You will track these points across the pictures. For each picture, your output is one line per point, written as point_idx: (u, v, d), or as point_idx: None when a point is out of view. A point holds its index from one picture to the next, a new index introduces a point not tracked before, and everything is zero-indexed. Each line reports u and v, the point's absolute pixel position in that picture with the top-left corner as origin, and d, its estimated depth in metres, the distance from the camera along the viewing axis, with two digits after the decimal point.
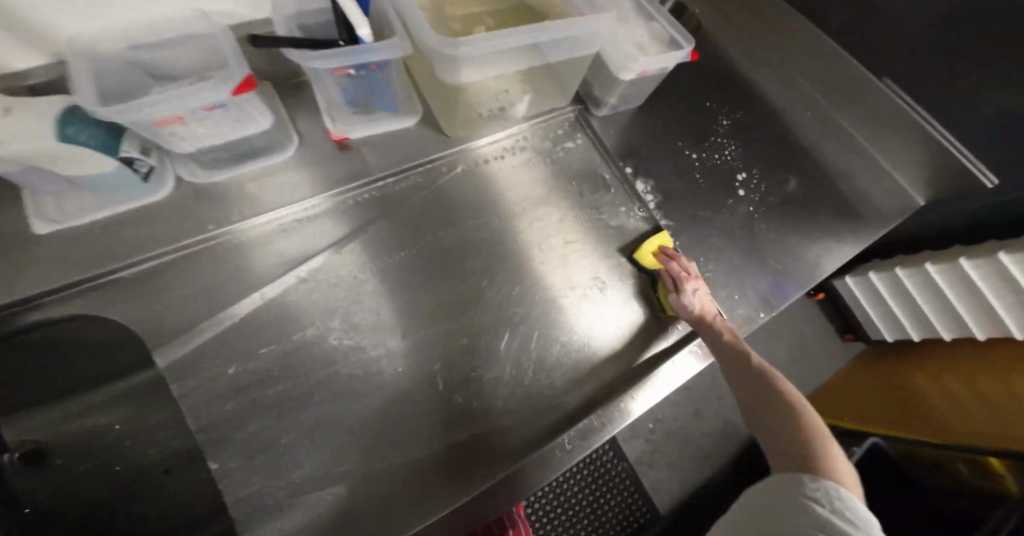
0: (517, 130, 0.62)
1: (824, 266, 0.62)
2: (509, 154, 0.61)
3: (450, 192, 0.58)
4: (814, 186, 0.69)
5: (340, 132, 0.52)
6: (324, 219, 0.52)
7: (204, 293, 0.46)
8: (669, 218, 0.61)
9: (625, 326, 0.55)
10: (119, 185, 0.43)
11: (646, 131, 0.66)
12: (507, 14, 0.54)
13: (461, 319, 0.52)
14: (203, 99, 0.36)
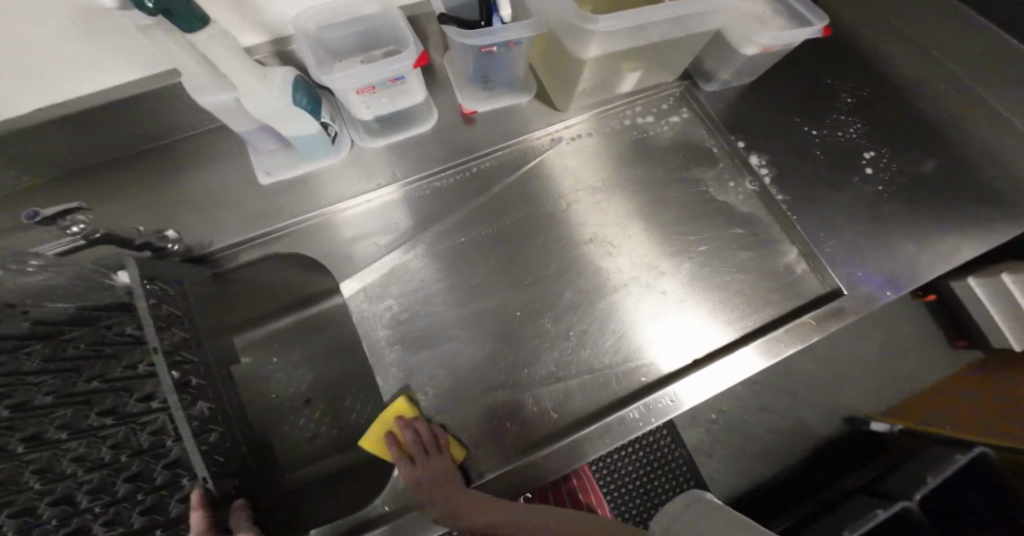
0: (579, 122, 0.63)
1: (963, 251, 0.58)
2: (571, 146, 0.63)
3: (513, 182, 0.61)
4: (952, 165, 0.63)
5: (470, 106, 0.60)
6: (440, 190, 0.59)
7: (354, 246, 0.56)
8: (783, 194, 0.60)
9: (681, 321, 0.56)
10: (310, 151, 0.54)
11: (761, 105, 0.64)
12: None
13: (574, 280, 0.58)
14: (390, 70, 0.45)
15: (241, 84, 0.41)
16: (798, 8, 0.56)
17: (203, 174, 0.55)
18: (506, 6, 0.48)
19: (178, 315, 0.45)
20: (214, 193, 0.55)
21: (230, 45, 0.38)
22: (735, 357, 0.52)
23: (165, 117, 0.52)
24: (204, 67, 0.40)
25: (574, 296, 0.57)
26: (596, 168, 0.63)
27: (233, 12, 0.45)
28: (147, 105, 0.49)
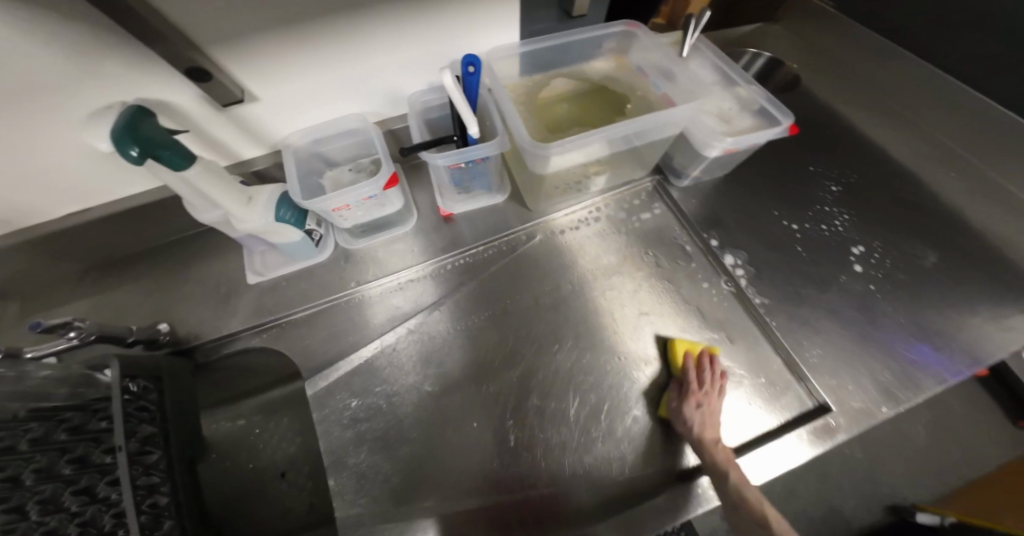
0: (590, 204, 0.65)
1: (983, 363, 0.51)
2: (579, 230, 0.64)
3: (523, 263, 0.63)
4: (961, 259, 0.58)
5: (447, 208, 0.64)
6: (415, 282, 0.61)
7: (340, 336, 0.58)
8: (763, 295, 0.57)
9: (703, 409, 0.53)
10: (297, 253, 0.58)
11: (736, 198, 0.63)
12: (591, 94, 0.55)
13: (541, 381, 0.56)
14: (363, 191, 0.51)
15: (228, 208, 0.45)
16: (764, 104, 0.51)
17: (198, 273, 0.61)
18: (473, 126, 0.50)
19: (153, 410, 0.46)
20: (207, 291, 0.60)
21: (225, 180, 0.44)
22: (774, 447, 0.47)
23: (171, 222, 0.59)
24: (197, 197, 0.44)
25: (540, 398, 0.55)
26: (604, 249, 0.63)
27: (235, 131, 0.51)
28: (152, 208, 0.55)
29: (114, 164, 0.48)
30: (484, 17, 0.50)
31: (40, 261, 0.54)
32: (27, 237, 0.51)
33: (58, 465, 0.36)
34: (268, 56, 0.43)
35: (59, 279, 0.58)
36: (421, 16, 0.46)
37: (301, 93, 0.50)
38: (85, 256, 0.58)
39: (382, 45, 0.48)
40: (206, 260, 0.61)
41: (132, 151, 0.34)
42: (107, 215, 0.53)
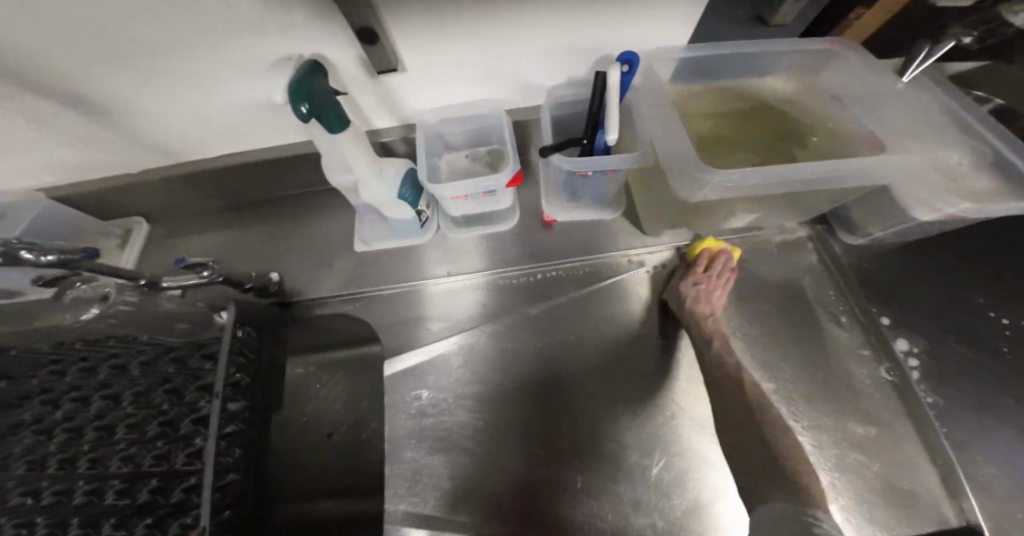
0: (691, 244, 0.57)
1: None
2: (675, 270, 0.56)
3: (603, 293, 0.57)
4: None
5: (551, 214, 0.59)
6: (489, 287, 0.58)
7: (416, 323, 0.57)
8: (936, 392, 0.46)
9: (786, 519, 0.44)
10: (401, 229, 0.58)
11: (915, 273, 0.50)
12: (760, 117, 0.47)
13: (620, 428, 0.50)
14: (482, 184, 0.49)
15: (359, 176, 0.46)
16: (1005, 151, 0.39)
17: (308, 230, 0.63)
18: (614, 131, 0.45)
19: (251, 354, 0.48)
20: (314, 249, 0.62)
21: (362, 147, 0.43)
22: None
23: (297, 177, 0.62)
24: (337, 158, 0.46)
25: (616, 446, 0.49)
26: (702, 299, 0.55)
27: (376, 100, 0.51)
28: (285, 161, 0.58)
29: (267, 116, 0.51)
30: (663, 19, 0.43)
31: (190, 192, 0.61)
32: (185, 169, 0.57)
33: (152, 390, 0.40)
34: (431, 30, 0.42)
35: (199, 210, 0.65)
36: (600, 13, 0.41)
37: (451, 73, 0.49)
38: (222, 195, 0.63)
39: (539, 33, 0.44)
40: (319, 219, 0.64)
41: (301, 107, 0.34)
42: (248, 162, 0.57)
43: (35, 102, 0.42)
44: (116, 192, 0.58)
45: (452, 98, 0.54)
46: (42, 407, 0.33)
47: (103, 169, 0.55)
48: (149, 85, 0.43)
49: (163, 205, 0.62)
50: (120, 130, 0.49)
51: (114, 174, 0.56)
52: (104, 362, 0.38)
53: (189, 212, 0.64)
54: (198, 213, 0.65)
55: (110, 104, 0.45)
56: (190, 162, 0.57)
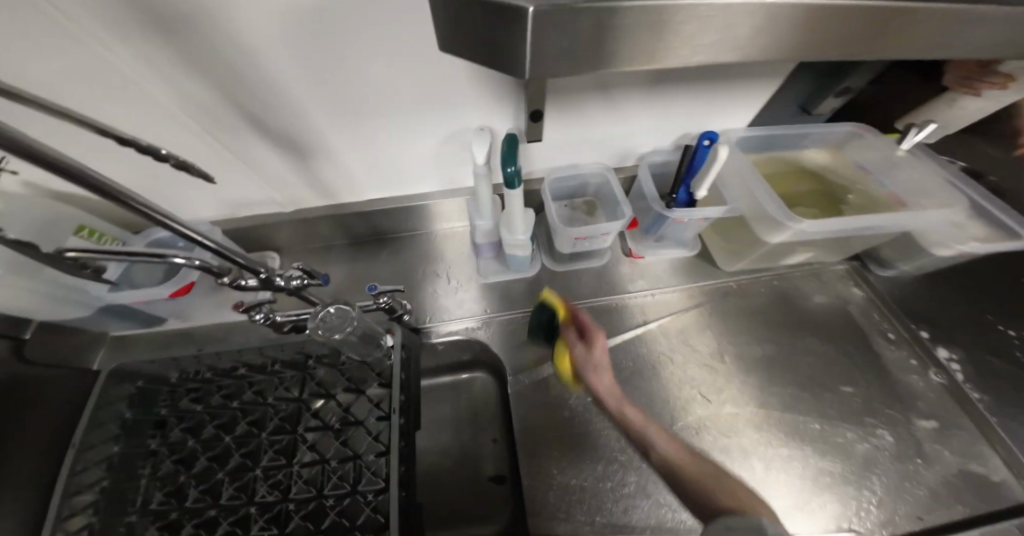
0: (718, 283, 0.69)
1: None
2: (704, 305, 0.67)
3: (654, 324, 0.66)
4: None
5: (638, 251, 0.71)
6: None
7: (527, 348, 0.65)
8: (980, 393, 0.56)
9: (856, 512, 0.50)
10: (516, 264, 0.68)
11: (939, 297, 0.63)
12: (805, 180, 0.63)
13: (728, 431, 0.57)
14: (602, 228, 0.61)
15: (511, 218, 0.58)
16: (991, 208, 0.55)
17: (424, 266, 0.72)
18: (704, 188, 0.60)
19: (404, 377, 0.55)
20: (431, 283, 0.71)
21: (520, 198, 0.55)
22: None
23: (419, 220, 0.72)
24: (489, 204, 0.58)
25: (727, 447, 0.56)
26: (738, 325, 0.65)
27: None
28: (416, 206, 0.69)
29: (426, 170, 0.62)
30: (739, 108, 0.61)
31: (326, 230, 0.69)
32: (331, 210, 0.66)
33: (274, 418, 0.53)
34: (581, 106, 0.57)
35: (322, 247, 0.73)
36: (701, 101, 0.59)
37: (576, 142, 0.64)
38: (348, 235, 0.72)
39: (655, 114, 0.61)
40: (433, 255, 0.73)
41: (508, 165, 0.47)
42: (388, 206, 0.67)
43: (260, 145, 0.53)
44: (265, 227, 0.65)
45: (565, 160, 0.68)
46: (180, 434, 0.50)
47: (265, 206, 0.64)
48: (355, 138, 0.54)
49: (297, 241, 0.70)
50: (305, 173, 0.59)
51: (272, 211, 0.65)
52: (210, 381, 0.54)
53: (314, 248, 0.72)
54: (321, 250, 0.73)
55: (317, 151, 0.55)
56: (336, 203, 0.66)
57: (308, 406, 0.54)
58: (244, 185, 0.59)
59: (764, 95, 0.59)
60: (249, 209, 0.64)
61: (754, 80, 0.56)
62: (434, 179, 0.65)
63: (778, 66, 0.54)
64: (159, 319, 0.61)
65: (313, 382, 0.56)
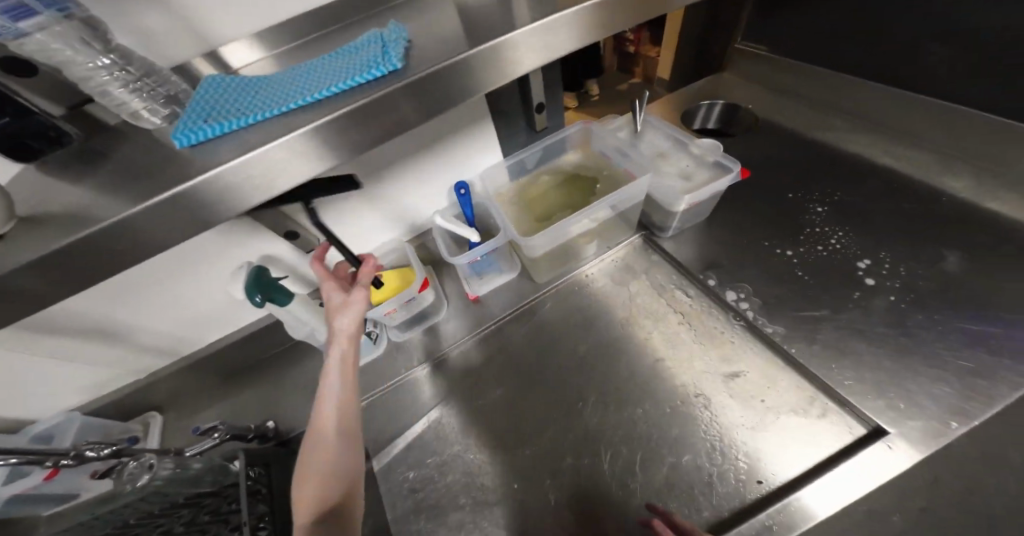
0: (545, 294, 0.72)
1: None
2: (535, 320, 0.70)
3: (495, 358, 0.69)
4: (988, 255, 0.53)
5: (472, 291, 0.72)
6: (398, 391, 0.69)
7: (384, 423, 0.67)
8: (775, 325, 0.56)
9: (686, 491, 0.51)
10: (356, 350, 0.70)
11: (729, 235, 0.65)
12: (568, 182, 0.68)
13: (566, 442, 0.59)
14: (402, 296, 0.59)
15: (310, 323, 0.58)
16: (709, 155, 0.62)
17: (291, 377, 0.77)
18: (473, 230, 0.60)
19: (263, 490, 0.59)
20: (297, 390, 0.75)
21: (310, 306, 0.57)
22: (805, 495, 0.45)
23: (274, 338, 0.78)
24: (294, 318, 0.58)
25: (569, 456, 0.58)
26: (567, 328, 0.68)
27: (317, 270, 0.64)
28: (259, 328, 0.75)
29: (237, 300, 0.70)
30: (477, 143, 0.64)
31: (193, 377, 0.75)
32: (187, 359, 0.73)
33: None
34: (340, 197, 0.56)
35: (200, 392, 0.78)
36: (444, 146, 0.61)
37: (362, 229, 0.64)
38: (216, 373, 0.77)
39: (417, 172, 0.62)
40: (298, 364, 0.78)
41: (254, 295, 0.47)
42: (231, 338, 0.74)
43: (70, 341, 0.60)
44: (135, 393, 0.72)
45: (368, 244, 0.68)
46: None
47: (130, 376, 0.72)
48: (147, 306, 0.62)
49: (172, 396, 0.76)
50: (129, 343, 0.66)
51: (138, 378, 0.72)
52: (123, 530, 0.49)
53: (193, 395, 0.78)
54: (199, 395, 0.78)
55: (123, 326, 0.63)
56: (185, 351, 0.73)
57: (208, 532, 0.52)
58: (89, 367, 0.66)
59: (488, 128, 0.63)
60: (114, 385, 0.71)
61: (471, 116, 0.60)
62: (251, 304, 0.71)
63: (473, 109, 0.59)
64: (72, 493, 0.64)
65: (204, 514, 0.54)
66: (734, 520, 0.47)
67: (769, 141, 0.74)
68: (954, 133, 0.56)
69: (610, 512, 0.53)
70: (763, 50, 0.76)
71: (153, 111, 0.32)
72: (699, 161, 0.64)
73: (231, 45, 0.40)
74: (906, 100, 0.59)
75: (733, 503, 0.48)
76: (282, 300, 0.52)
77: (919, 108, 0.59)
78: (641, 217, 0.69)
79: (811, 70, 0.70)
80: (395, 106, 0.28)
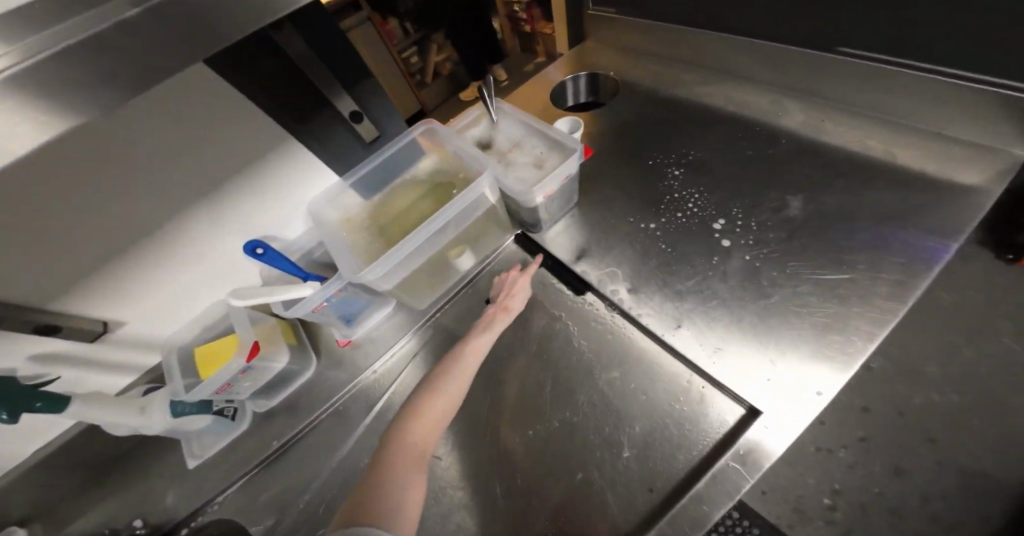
0: (429, 318, 0.64)
1: (874, 295, 0.48)
2: (423, 345, 0.63)
3: (389, 399, 0.60)
4: (826, 195, 0.56)
5: (344, 337, 0.62)
6: (277, 464, 0.59)
7: (267, 504, 0.57)
8: (648, 305, 0.54)
9: (603, 500, 0.47)
10: (214, 429, 0.59)
11: (600, 216, 0.63)
12: (427, 190, 0.60)
13: (477, 477, 0.52)
14: (231, 368, 0.50)
15: (121, 420, 0.48)
16: (548, 134, 0.59)
17: (149, 474, 0.63)
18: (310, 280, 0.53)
19: None
20: (159, 487, 0.62)
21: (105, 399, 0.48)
22: (717, 481, 0.42)
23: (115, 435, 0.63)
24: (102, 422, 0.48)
25: (480, 494, 0.51)
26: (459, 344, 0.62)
27: (128, 353, 0.53)
28: (91, 428, 0.60)
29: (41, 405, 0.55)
30: (292, 163, 0.55)
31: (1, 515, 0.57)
32: None
33: None
34: (96, 252, 0.43)
35: None
36: (236, 166, 0.50)
37: (178, 296, 0.53)
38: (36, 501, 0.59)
39: (228, 214, 0.52)
40: (155, 458, 0.64)
41: (0, 413, 0.38)
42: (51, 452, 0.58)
43: None
44: None
45: (195, 311, 0.56)
46: None
47: None
48: None
49: None
50: None
51: None
52: None
53: None
54: None
55: None
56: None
57: None
58: None
59: (300, 150, 0.55)
60: None
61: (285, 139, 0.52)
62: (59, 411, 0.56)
63: (268, 129, 0.50)
64: None
65: None
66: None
67: (631, 113, 0.73)
68: (787, 68, 0.60)
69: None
70: (610, 13, 0.75)
71: None
72: (543, 142, 0.61)
73: None
74: (737, 43, 0.63)
75: (653, 505, 0.45)
76: (55, 407, 0.43)
77: (753, 51, 0.62)
78: (510, 214, 0.64)
79: (654, 29, 0.71)
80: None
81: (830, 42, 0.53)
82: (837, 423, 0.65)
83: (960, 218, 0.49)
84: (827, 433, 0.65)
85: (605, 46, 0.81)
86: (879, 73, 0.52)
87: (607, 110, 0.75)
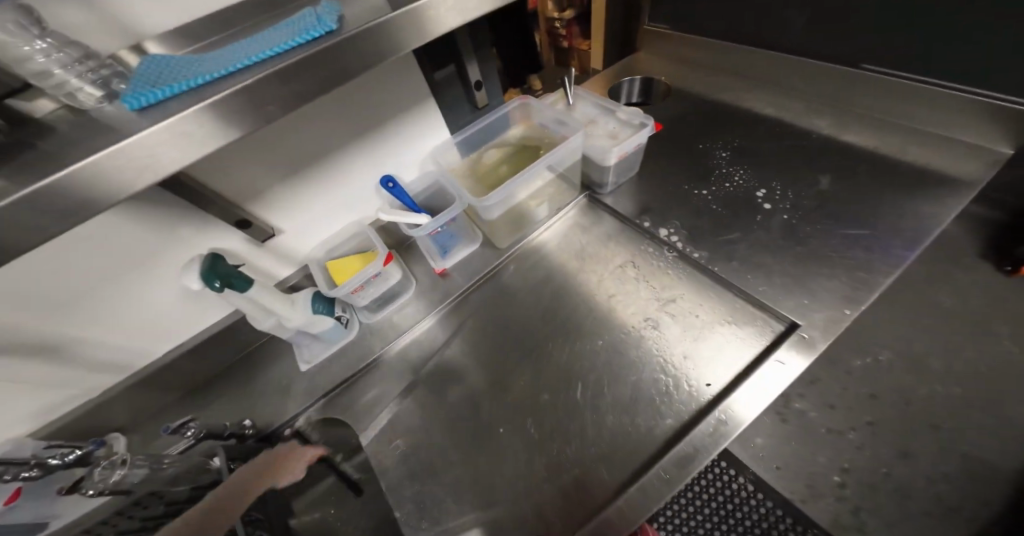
0: (509, 259, 0.76)
1: (890, 248, 0.59)
2: (504, 281, 0.75)
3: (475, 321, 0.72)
4: (845, 173, 0.70)
5: (440, 266, 0.75)
6: (380, 368, 0.70)
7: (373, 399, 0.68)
8: (700, 250, 0.66)
9: (665, 398, 0.57)
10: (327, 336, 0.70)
11: (657, 185, 0.76)
12: (518, 150, 0.73)
13: (555, 380, 0.64)
14: (369, 271, 0.63)
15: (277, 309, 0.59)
16: (620, 111, 0.73)
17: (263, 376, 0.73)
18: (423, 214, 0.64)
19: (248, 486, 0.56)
20: (271, 387, 0.72)
21: (269, 290, 0.58)
22: (763, 375, 0.53)
23: (239, 341, 0.74)
24: (260, 311, 0.59)
25: (559, 393, 0.63)
26: (535, 282, 0.74)
27: (277, 261, 0.66)
28: (225, 329, 0.71)
29: (196, 301, 0.66)
30: (422, 119, 0.68)
31: (148, 395, 0.67)
32: (139, 376, 0.65)
33: None
34: (267, 181, 0.56)
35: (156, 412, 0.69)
36: (380, 114, 0.62)
37: (320, 215, 0.66)
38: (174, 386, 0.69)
39: (366, 154, 0.65)
40: (268, 363, 0.74)
41: (213, 280, 0.49)
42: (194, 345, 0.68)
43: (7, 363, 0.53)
44: (69, 428, 0.60)
45: (328, 231, 0.70)
46: None
47: (71, 403, 0.62)
48: (98, 312, 0.56)
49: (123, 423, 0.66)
50: (76, 360, 0.59)
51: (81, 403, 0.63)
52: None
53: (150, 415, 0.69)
54: (152, 418, 0.69)
55: (74, 339, 0.56)
56: (111, 385, 0.65)
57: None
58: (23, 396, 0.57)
59: (430, 109, 0.68)
60: (55, 413, 0.61)
61: (391, 78, 0.60)
62: (201, 310, 0.67)
63: (411, 87, 0.63)
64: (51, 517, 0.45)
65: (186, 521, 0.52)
66: (690, 423, 0.55)
67: (681, 109, 0.87)
68: (814, 78, 0.75)
69: (608, 428, 0.58)
70: (665, 28, 0.91)
71: (97, 94, 0.30)
72: (615, 119, 0.74)
73: (154, 41, 0.42)
74: (775, 56, 0.77)
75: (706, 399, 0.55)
76: (244, 284, 0.53)
77: (787, 63, 0.76)
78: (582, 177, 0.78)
79: (702, 43, 0.86)
80: (348, 68, 0.29)
81: (853, 58, 0.67)
82: (847, 408, 0.76)
83: (958, 193, 0.62)
84: (837, 415, 0.76)
85: (658, 55, 0.96)
86: (888, 83, 0.66)
87: (660, 106, 0.89)
